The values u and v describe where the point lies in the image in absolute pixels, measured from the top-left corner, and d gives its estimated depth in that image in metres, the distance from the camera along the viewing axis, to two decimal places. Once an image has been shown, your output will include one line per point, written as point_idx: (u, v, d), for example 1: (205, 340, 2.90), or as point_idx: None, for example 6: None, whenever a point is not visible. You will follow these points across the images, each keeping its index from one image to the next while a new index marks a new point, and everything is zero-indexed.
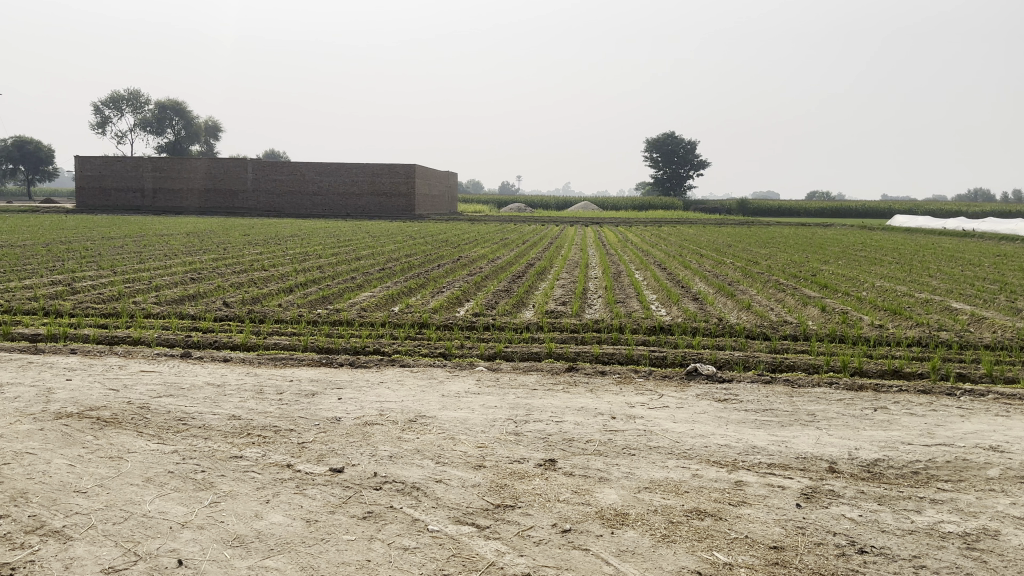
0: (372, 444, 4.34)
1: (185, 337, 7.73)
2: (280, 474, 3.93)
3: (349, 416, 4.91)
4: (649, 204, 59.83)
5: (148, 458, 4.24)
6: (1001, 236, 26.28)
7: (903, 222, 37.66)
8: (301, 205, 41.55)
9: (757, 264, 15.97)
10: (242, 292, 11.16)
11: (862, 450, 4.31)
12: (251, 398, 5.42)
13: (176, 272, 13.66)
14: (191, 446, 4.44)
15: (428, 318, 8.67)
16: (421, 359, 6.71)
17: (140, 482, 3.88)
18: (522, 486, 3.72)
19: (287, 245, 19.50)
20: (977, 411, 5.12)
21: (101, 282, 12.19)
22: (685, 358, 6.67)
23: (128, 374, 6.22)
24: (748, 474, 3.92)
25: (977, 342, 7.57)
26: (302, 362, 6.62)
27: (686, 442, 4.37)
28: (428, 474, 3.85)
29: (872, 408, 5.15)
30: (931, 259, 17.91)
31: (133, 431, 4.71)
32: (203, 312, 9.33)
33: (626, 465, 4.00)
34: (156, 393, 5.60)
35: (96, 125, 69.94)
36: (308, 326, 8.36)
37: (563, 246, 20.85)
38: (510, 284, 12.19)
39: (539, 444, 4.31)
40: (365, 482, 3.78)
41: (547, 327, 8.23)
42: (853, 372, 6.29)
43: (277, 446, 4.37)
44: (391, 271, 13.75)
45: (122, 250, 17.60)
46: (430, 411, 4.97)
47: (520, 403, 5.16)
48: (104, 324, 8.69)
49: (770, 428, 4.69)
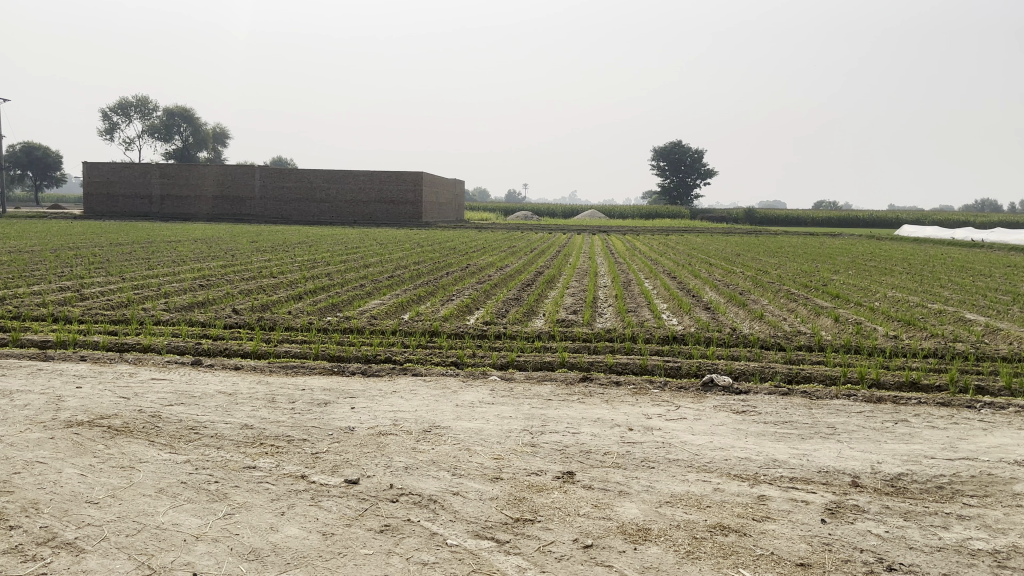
0: (387, 455, 4.29)
1: (196, 345, 7.69)
2: (294, 486, 3.87)
3: (363, 425, 4.86)
4: (655, 213, 59.78)
5: (160, 468, 4.19)
6: (1011, 247, 26.11)
7: (912, 232, 37.50)
8: (309, 212, 41.61)
9: (767, 273, 15.88)
10: (252, 299, 11.15)
11: (884, 464, 4.23)
12: (263, 407, 5.37)
13: (184, 279, 13.66)
14: (204, 456, 4.39)
15: (438, 327, 8.62)
16: (433, 368, 6.65)
17: (153, 493, 3.82)
18: (541, 499, 3.65)
19: (295, 252, 19.47)
20: (999, 424, 5.03)
21: (110, 289, 12.17)
22: (699, 368, 6.60)
23: (139, 381, 6.18)
24: (771, 489, 3.84)
25: (994, 353, 7.48)
26: (313, 371, 6.56)
27: (705, 455, 4.30)
28: (445, 486, 3.79)
29: (893, 421, 5.06)
30: (941, 269, 17.80)
31: (145, 440, 4.66)
32: (212, 319, 9.31)
33: (646, 478, 3.94)
34: (167, 402, 5.55)
35: (105, 132, 70.33)
36: (318, 334, 8.31)
37: (571, 254, 20.82)
38: (519, 292, 12.13)
39: (557, 456, 4.24)
40: (381, 494, 3.73)
41: (559, 336, 8.17)
42: (870, 383, 6.21)
43: (291, 456, 4.32)
44: (400, 279, 13.71)
45: (131, 257, 17.61)
46: (444, 422, 4.91)
47: (536, 414, 5.10)
48: (113, 331, 8.66)
49: (790, 440, 4.62)
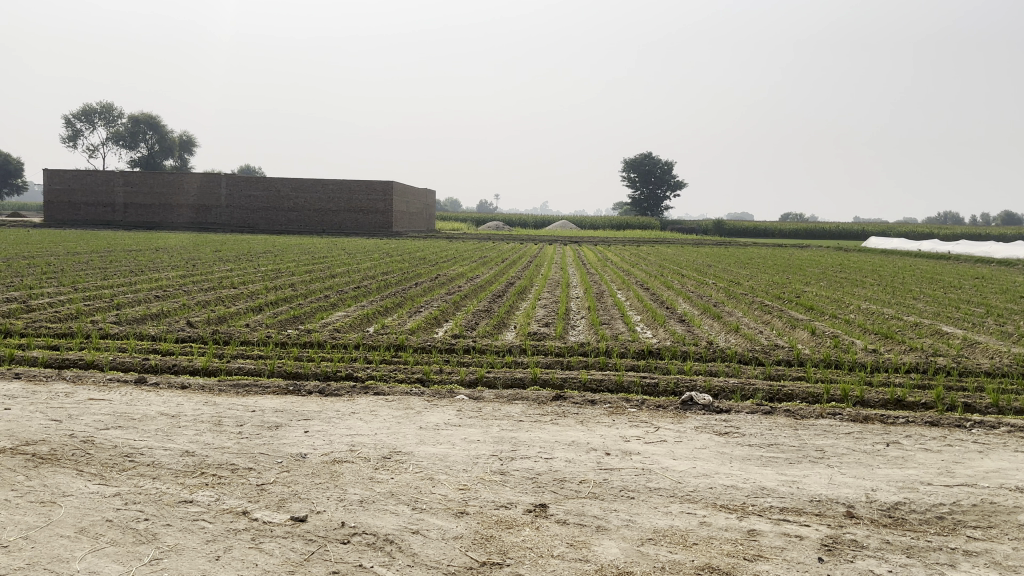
0: (341, 486, 3.88)
1: (142, 361, 7.19)
2: (233, 524, 3.46)
3: (316, 452, 4.45)
4: (626, 224, 59.81)
5: (86, 503, 3.74)
6: (978, 258, 26.47)
7: (877, 244, 38.05)
8: (276, 221, 40.82)
9: (740, 285, 15.73)
10: (208, 311, 10.62)
11: (879, 492, 3.92)
12: (207, 431, 4.92)
13: (140, 290, 13.05)
14: (138, 488, 3.94)
15: (404, 340, 8.23)
16: (397, 387, 6.24)
17: (72, 535, 3.37)
18: (510, 537, 3.28)
19: (260, 262, 18.85)
20: (995, 446, 4.77)
21: (59, 300, 11.53)
22: (678, 386, 6.27)
23: (74, 402, 5.69)
24: (761, 522, 3.52)
25: (977, 368, 7.28)
26: (266, 390, 6.13)
27: (689, 483, 3.96)
28: (403, 524, 3.40)
29: (883, 443, 4.78)
30: (913, 280, 17.90)
31: (73, 470, 4.19)
32: (164, 332, 8.79)
33: (625, 511, 3.58)
34: (103, 425, 5.08)
35: (67, 138, 68.66)
36: (275, 348, 7.87)
37: (542, 264, 20.56)
38: (490, 303, 11.80)
39: (528, 486, 3.88)
40: (331, 534, 3.32)
41: (530, 350, 7.84)
42: (854, 402, 5.95)
43: (233, 489, 3.90)
44: (367, 290, 13.26)
45: (87, 266, 16.91)
46: (406, 447, 4.51)
47: (506, 437, 4.73)
48: (55, 346, 8.09)
49: (778, 465, 4.31)
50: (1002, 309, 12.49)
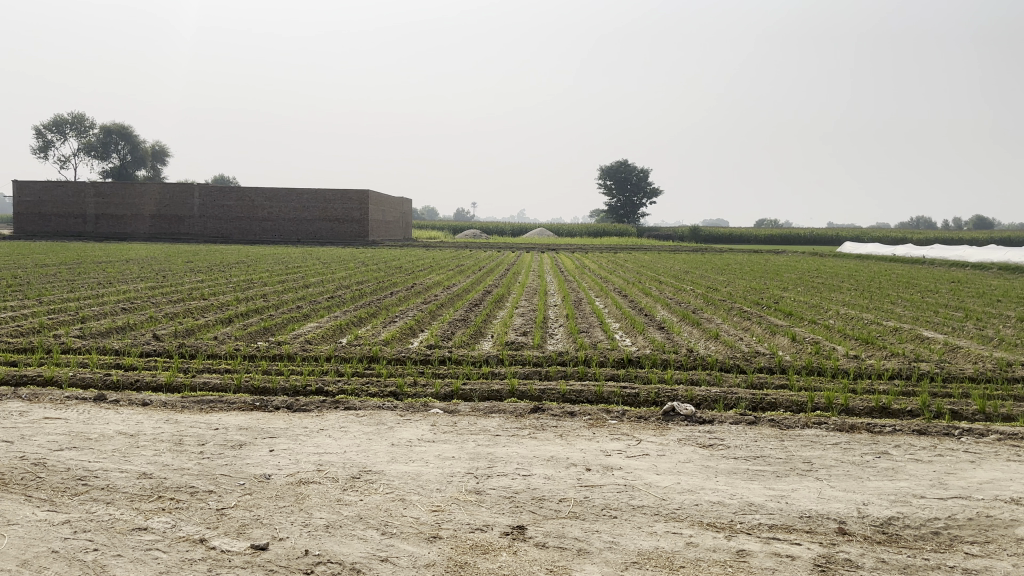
0: (306, 510, 3.64)
1: (103, 377, 6.87)
2: (189, 554, 3.21)
3: (281, 473, 4.21)
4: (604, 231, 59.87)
5: (31, 532, 3.47)
6: (951, 262, 26.77)
7: (852, 249, 38.31)
8: (250, 231, 40.24)
9: (718, 291, 15.62)
10: (177, 323, 10.29)
11: (871, 506, 3.77)
12: (166, 451, 4.66)
13: (107, 302, 12.65)
14: (88, 514, 3.68)
15: (378, 351, 7.99)
16: (368, 401, 6.02)
17: (12, 568, 3.10)
18: (486, 563, 3.08)
19: (233, 272, 18.51)
20: (987, 456, 4.65)
21: (21, 313, 11.14)
22: (659, 396, 6.11)
23: (28, 421, 5.39)
24: (750, 541, 3.34)
25: (960, 374, 7.20)
26: (232, 406, 5.87)
27: (673, 500, 3.78)
28: (372, 551, 3.18)
29: (872, 454, 4.64)
30: (889, 284, 17.99)
31: (20, 496, 3.92)
32: (128, 346, 8.47)
33: (607, 532, 3.39)
34: (57, 446, 4.79)
35: (38, 150, 67.44)
36: (243, 362, 7.59)
37: (520, 272, 20.39)
38: (467, 312, 11.60)
39: (506, 506, 3.68)
40: (294, 564, 3.09)
41: (508, 360, 7.65)
42: (839, 410, 5.83)
43: (191, 514, 3.65)
44: (341, 300, 12.97)
45: (54, 279, 16.44)
46: (377, 466, 4.29)
47: (482, 454, 4.52)
48: (13, 362, 7.74)
49: (765, 479, 4.15)
50: (980, 312, 12.52)
